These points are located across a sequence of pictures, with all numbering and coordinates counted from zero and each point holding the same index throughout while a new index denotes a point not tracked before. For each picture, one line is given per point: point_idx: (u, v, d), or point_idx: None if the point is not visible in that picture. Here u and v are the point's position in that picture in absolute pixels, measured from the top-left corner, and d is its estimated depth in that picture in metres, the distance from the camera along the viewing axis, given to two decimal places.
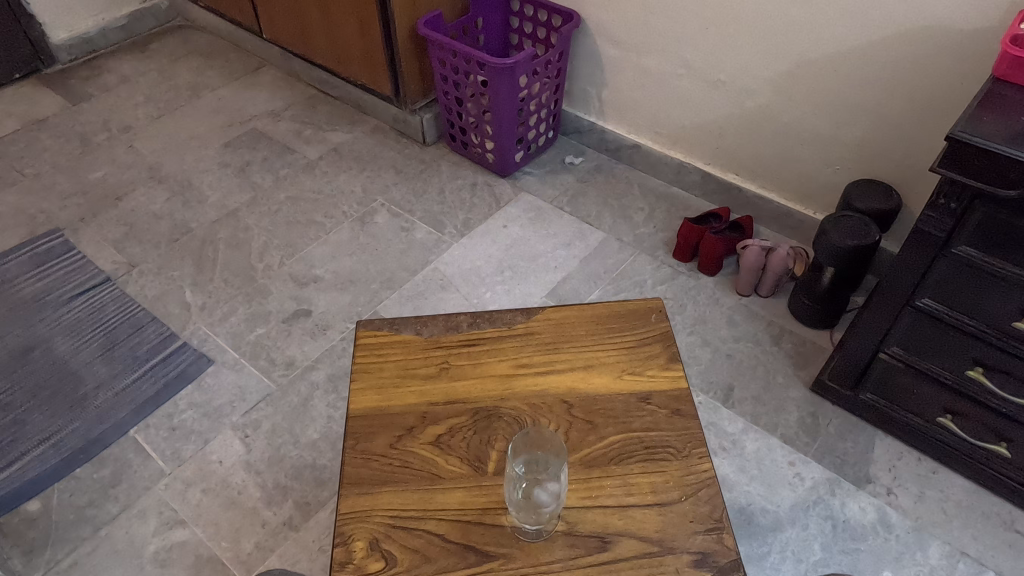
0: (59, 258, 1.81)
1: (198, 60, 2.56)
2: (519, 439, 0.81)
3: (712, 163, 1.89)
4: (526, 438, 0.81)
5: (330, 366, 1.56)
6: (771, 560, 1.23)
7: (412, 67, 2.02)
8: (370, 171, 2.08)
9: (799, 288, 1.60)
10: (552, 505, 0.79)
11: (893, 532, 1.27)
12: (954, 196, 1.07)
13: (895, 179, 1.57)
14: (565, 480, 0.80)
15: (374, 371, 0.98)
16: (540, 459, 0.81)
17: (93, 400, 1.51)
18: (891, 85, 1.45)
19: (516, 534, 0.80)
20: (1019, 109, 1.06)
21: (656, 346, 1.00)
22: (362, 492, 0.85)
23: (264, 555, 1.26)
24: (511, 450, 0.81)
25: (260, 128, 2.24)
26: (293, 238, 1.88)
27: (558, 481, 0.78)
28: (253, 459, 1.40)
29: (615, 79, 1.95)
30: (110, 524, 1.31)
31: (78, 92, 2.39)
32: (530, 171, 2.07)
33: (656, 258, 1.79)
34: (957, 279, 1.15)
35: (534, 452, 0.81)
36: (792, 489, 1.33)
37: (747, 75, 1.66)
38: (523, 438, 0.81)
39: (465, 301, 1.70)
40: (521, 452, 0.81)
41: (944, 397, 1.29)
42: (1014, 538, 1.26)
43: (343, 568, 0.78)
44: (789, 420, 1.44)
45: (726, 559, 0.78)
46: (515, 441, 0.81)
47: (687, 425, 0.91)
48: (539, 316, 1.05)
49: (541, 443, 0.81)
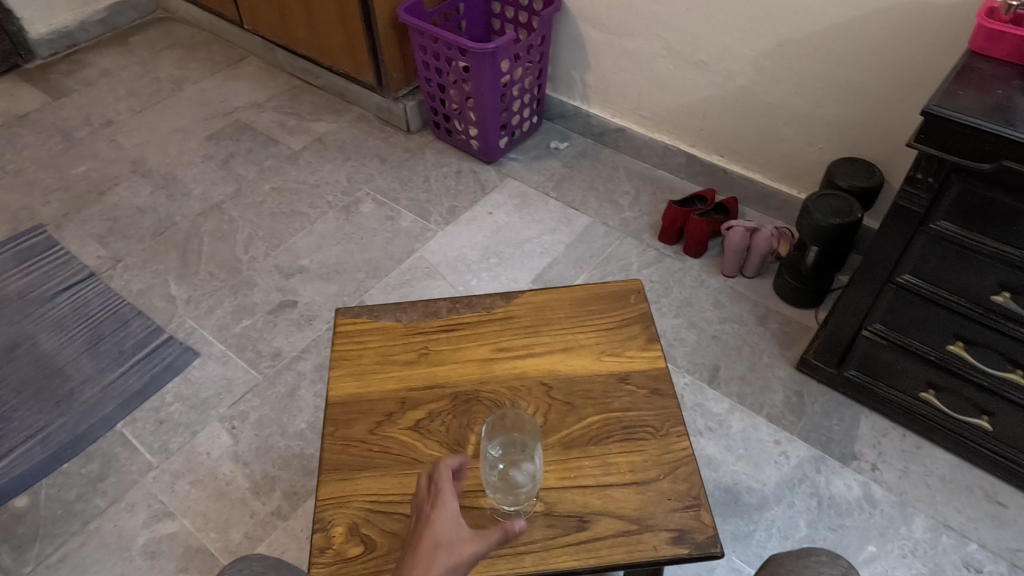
0: (43, 253, 1.81)
1: (180, 52, 2.54)
2: (494, 420, 0.82)
3: (697, 145, 1.88)
4: (501, 419, 0.82)
5: (316, 356, 1.56)
6: (756, 537, 1.24)
7: (394, 54, 2.01)
8: (355, 160, 2.07)
9: (783, 268, 1.61)
10: (530, 484, 0.80)
11: (878, 507, 1.28)
12: (931, 171, 1.07)
13: (878, 158, 1.57)
14: (540, 461, 0.81)
15: (353, 358, 0.99)
16: (518, 441, 0.82)
17: (79, 395, 1.51)
18: (871, 63, 1.45)
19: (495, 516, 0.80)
20: (994, 82, 1.05)
21: (635, 327, 1.01)
22: (341, 478, 0.85)
23: (253, 545, 1.26)
24: (485, 431, 0.82)
25: (243, 120, 2.23)
26: (278, 230, 1.87)
27: (534, 461, 0.80)
28: (240, 450, 1.40)
29: (597, 62, 1.94)
30: (98, 518, 1.31)
31: (58, 87, 2.37)
32: (515, 157, 2.06)
33: (642, 242, 1.79)
34: (937, 255, 1.15)
35: (511, 433, 0.82)
36: (778, 468, 1.34)
37: (729, 56, 1.66)
38: (501, 420, 0.82)
39: (451, 288, 1.70)
40: (496, 433, 0.82)
41: (927, 372, 1.30)
42: (997, 510, 1.27)
43: (323, 554, 0.78)
44: (775, 399, 1.45)
45: (704, 536, 0.78)
46: (488, 423, 0.82)
47: (665, 404, 0.91)
48: (518, 300, 1.05)
49: (517, 425, 0.83)
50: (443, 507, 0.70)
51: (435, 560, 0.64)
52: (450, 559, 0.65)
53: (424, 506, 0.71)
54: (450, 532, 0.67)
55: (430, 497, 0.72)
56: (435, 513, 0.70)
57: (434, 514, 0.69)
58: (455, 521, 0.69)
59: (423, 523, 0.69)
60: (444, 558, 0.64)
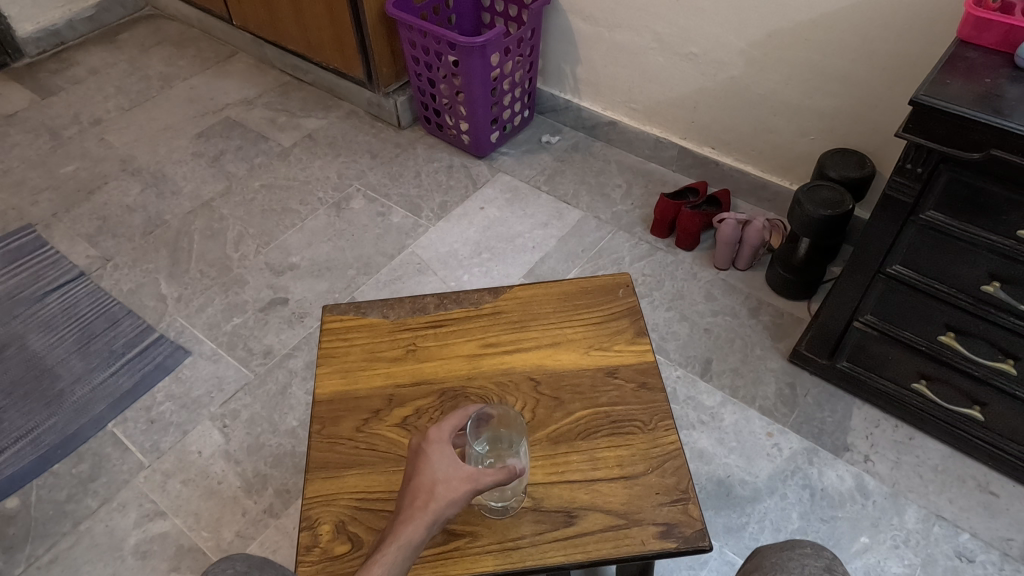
0: (31, 253, 1.79)
1: (168, 49, 2.52)
2: (475, 418, 0.78)
3: (688, 137, 1.88)
4: (486, 419, 0.79)
5: (307, 354, 1.56)
6: (749, 530, 1.24)
7: (383, 49, 1.99)
8: (346, 156, 2.06)
9: (775, 260, 1.60)
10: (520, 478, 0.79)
11: (871, 498, 1.28)
12: (920, 161, 1.06)
13: (869, 148, 1.56)
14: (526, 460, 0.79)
15: (340, 355, 0.98)
16: (504, 437, 0.79)
17: (70, 395, 1.50)
18: (861, 52, 1.44)
19: (482, 511, 0.80)
20: (981, 71, 1.05)
21: (623, 321, 1.00)
22: (328, 476, 0.85)
23: (246, 543, 1.26)
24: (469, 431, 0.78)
25: (233, 117, 2.21)
26: (269, 227, 1.86)
27: (520, 457, 0.78)
28: (232, 448, 1.40)
29: (588, 55, 1.93)
30: (89, 518, 1.30)
31: (46, 86, 2.36)
32: (507, 152, 2.06)
33: (634, 235, 1.79)
34: (927, 245, 1.15)
35: (496, 430, 0.79)
36: (770, 460, 1.34)
37: (719, 47, 1.65)
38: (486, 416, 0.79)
39: (443, 284, 1.69)
40: (480, 430, 0.78)
41: (919, 363, 1.30)
42: (988, 499, 1.27)
43: (310, 552, 0.78)
44: (767, 391, 1.45)
45: (692, 530, 0.78)
46: (469, 419, 0.78)
47: (653, 398, 0.91)
48: (505, 296, 1.04)
49: (504, 422, 0.79)
50: (442, 446, 0.75)
51: (434, 498, 0.70)
52: (448, 495, 0.70)
53: (421, 443, 0.76)
54: (446, 469, 0.72)
55: (427, 436, 0.76)
56: (432, 450, 0.75)
57: (431, 452, 0.74)
58: (450, 459, 0.74)
59: (419, 460, 0.74)
60: (442, 495, 0.70)
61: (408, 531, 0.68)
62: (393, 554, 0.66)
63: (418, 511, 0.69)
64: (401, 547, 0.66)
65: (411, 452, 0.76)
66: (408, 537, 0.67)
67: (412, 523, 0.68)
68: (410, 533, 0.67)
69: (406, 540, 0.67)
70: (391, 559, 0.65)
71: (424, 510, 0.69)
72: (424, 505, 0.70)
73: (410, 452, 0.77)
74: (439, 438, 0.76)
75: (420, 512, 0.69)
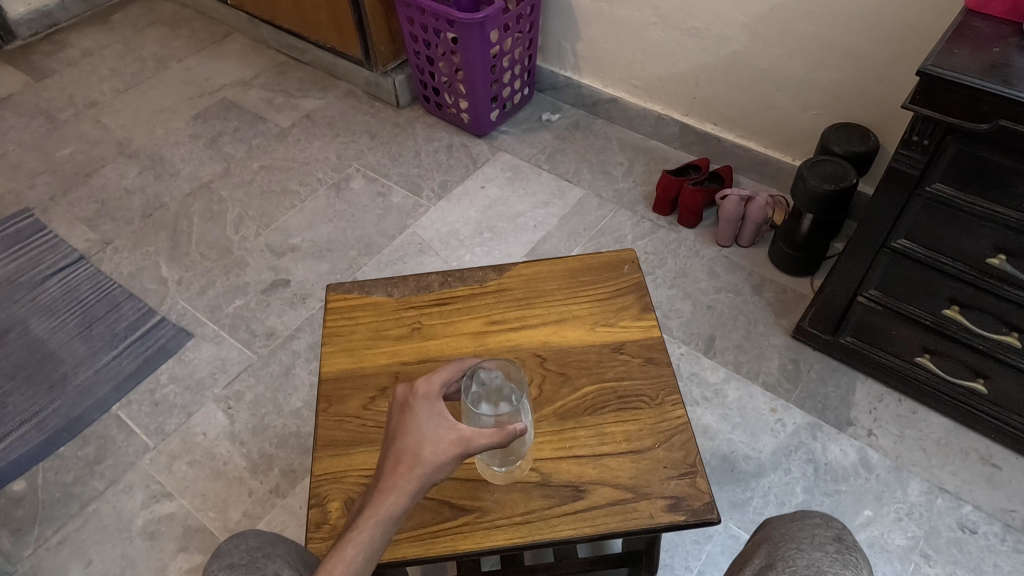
0: (30, 237, 1.78)
1: (163, 30, 2.49)
2: (471, 373, 0.77)
3: (690, 114, 1.86)
4: (485, 377, 0.79)
5: (310, 335, 1.56)
6: (753, 504, 1.25)
7: (380, 27, 1.97)
8: (345, 137, 2.05)
9: (777, 236, 1.60)
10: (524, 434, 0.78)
11: (874, 472, 1.29)
12: (926, 132, 1.05)
13: (873, 123, 1.55)
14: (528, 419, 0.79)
15: (345, 334, 0.98)
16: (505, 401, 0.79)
17: (74, 378, 1.50)
18: (866, 25, 1.42)
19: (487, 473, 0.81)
20: (990, 40, 1.04)
21: (629, 296, 1.00)
22: (336, 454, 0.85)
23: (252, 522, 1.27)
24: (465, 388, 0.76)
25: (229, 98, 2.19)
26: (268, 209, 1.85)
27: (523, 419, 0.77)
28: (237, 429, 1.40)
29: (589, 31, 1.91)
30: (96, 500, 1.31)
31: (41, 68, 2.33)
32: (507, 130, 2.04)
33: (636, 213, 1.78)
34: (933, 218, 1.14)
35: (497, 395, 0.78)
36: (774, 435, 1.34)
37: (721, 22, 1.63)
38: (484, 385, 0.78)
39: (444, 264, 1.69)
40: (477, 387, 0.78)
41: (922, 337, 1.30)
42: (991, 472, 1.28)
43: (319, 529, 0.79)
44: (770, 367, 1.45)
45: (700, 502, 0.78)
46: (465, 376, 0.77)
47: (660, 372, 0.91)
48: (511, 272, 1.04)
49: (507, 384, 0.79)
50: (430, 402, 0.71)
51: (418, 464, 0.66)
52: (434, 459, 0.66)
53: (407, 398, 0.72)
54: (432, 430, 0.68)
55: (414, 390, 0.72)
56: (419, 407, 0.71)
57: (419, 410, 0.70)
58: (439, 419, 0.69)
59: (405, 416, 0.70)
60: (429, 460, 0.66)
61: (386, 504, 0.63)
62: (371, 530, 0.62)
63: (400, 479, 0.65)
64: (380, 522, 0.62)
65: (396, 405, 0.73)
66: (387, 510, 0.63)
67: (392, 494, 0.64)
68: (391, 505, 0.63)
69: (384, 513, 0.63)
70: (368, 538, 0.62)
71: (407, 477, 0.65)
72: (407, 472, 0.65)
73: (394, 406, 0.73)
74: (427, 394, 0.72)
75: (402, 480, 0.65)
